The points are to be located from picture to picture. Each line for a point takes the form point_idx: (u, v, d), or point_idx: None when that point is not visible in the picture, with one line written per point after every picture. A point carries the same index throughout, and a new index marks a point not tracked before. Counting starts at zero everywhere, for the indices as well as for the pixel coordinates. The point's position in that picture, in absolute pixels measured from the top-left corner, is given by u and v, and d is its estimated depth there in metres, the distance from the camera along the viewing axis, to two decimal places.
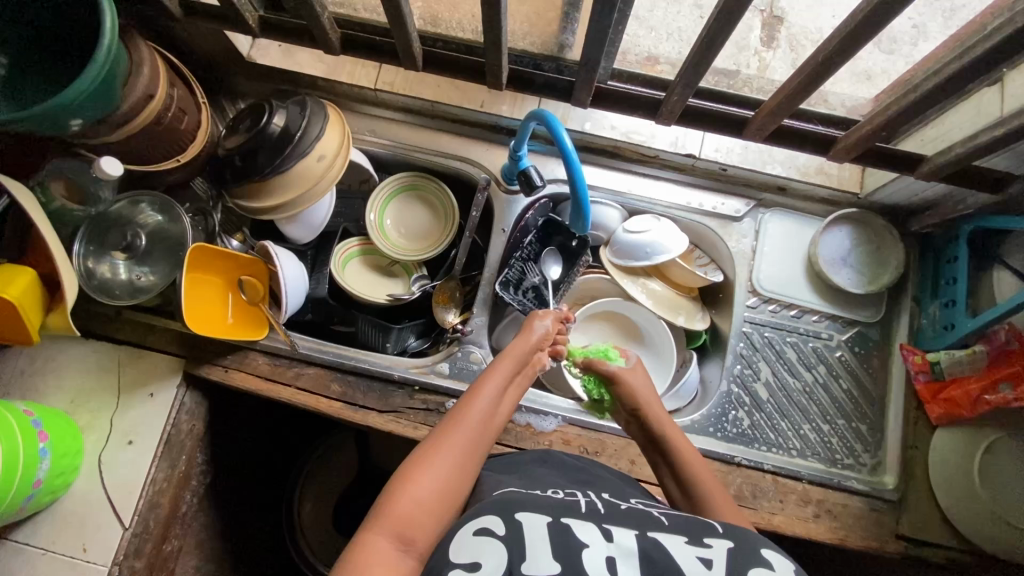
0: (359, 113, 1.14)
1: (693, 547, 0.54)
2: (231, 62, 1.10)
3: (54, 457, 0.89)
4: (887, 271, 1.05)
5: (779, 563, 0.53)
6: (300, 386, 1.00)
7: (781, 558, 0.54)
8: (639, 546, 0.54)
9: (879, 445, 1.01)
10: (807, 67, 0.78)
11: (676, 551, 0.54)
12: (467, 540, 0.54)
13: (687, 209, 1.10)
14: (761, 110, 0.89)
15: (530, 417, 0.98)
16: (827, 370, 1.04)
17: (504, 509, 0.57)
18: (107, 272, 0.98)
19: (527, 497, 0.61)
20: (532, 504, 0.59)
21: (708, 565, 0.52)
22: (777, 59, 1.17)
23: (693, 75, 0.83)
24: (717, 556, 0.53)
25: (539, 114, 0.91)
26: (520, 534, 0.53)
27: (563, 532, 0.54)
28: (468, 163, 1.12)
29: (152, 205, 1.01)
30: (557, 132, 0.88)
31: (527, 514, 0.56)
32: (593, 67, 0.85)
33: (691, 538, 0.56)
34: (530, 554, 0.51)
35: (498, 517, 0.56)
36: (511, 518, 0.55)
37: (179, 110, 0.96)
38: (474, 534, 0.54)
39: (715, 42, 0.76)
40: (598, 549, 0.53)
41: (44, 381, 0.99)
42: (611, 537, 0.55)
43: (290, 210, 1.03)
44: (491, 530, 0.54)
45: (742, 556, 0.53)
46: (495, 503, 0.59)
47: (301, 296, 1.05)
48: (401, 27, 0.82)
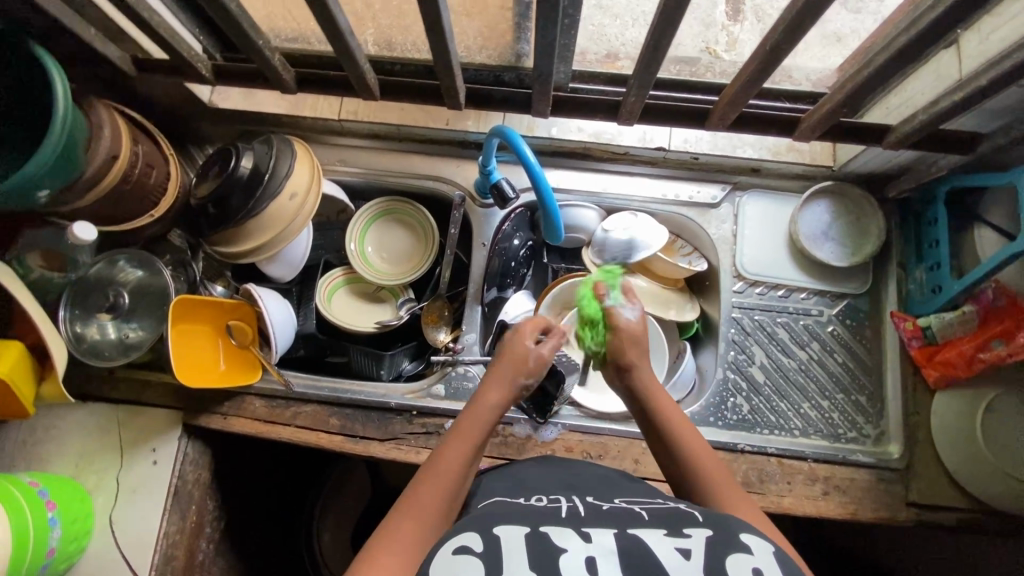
0: (326, 144, 1.14)
1: (672, 539, 0.55)
2: (195, 110, 1.11)
3: (65, 525, 0.90)
4: (869, 241, 1.05)
5: (759, 547, 0.54)
6: (299, 424, 1.00)
7: (760, 541, 0.55)
8: (619, 545, 0.54)
9: (881, 415, 1.01)
10: (760, 53, 0.76)
11: (654, 545, 0.54)
12: (446, 561, 0.53)
13: (663, 201, 1.10)
14: (721, 99, 0.88)
15: (531, 429, 0.99)
16: (820, 346, 1.04)
17: (484, 524, 0.57)
18: (97, 334, 0.98)
19: (507, 510, 0.61)
20: (511, 517, 0.59)
21: (686, 557, 0.53)
22: (745, 32, 1.14)
23: (647, 76, 0.82)
24: (695, 546, 0.54)
25: (499, 129, 0.91)
26: (499, 550, 0.54)
27: (543, 541, 0.55)
28: (441, 181, 1.12)
29: (130, 260, 1.01)
30: (518, 146, 0.88)
31: (505, 527, 0.57)
32: (547, 79, 0.84)
33: (670, 530, 0.56)
34: (509, 565, 0.52)
35: (477, 533, 0.56)
36: (489, 532, 0.56)
37: (146, 165, 0.96)
38: (453, 553, 0.54)
39: (662, 44, 0.75)
40: (576, 553, 0.53)
41: (47, 449, 1.00)
42: (590, 538, 0.55)
43: (269, 250, 1.04)
44: (471, 548, 0.54)
45: (721, 543, 0.54)
46: (473, 517, 0.59)
47: (291, 335, 1.05)
48: (352, 62, 0.81)
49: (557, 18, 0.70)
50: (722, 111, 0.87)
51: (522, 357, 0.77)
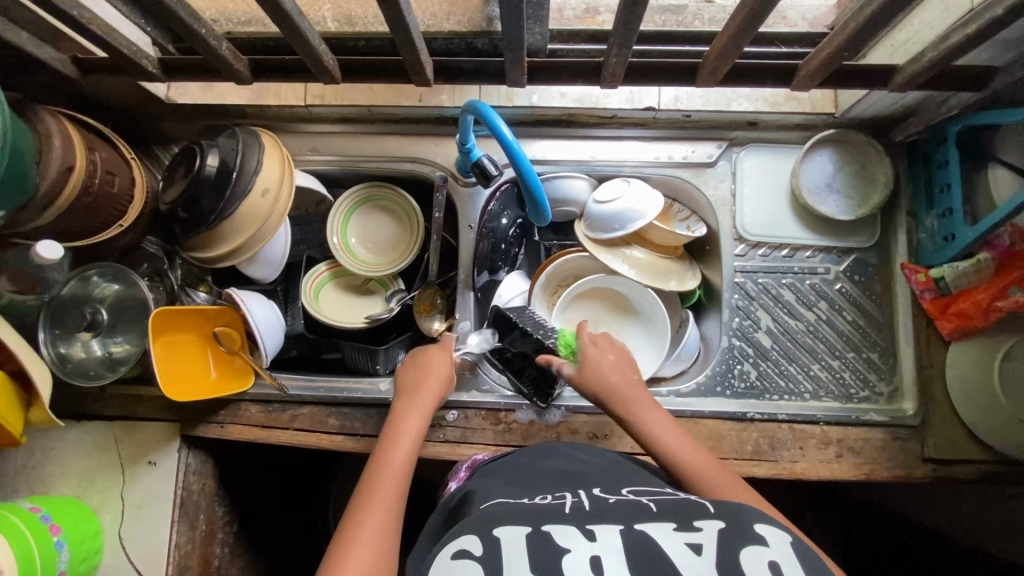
0: (296, 133, 1.08)
1: (682, 534, 0.53)
2: (152, 107, 1.04)
3: (72, 547, 0.90)
4: (875, 190, 0.99)
5: (774, 537, 0.52)
6: (298, 427, 0.98)
7: (776, 532, 0.53)
8: (625, 541, 0.52)
9: (894, 371, 0.97)
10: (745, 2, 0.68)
11: (664, 541, 0.53)
12: (444, 567, 0.52)
13: (656, 164, 1.04)
14: (710, 54, 0.81)
15: (533, 413, 0.96)
16: (828, 305, 0.99)
17: (483, 526, 0.55)
18: (82, 353, 0.96)
19: (510, 509, 0.59)
20: (512, 515, 0.57)
21: (697, 552, 0.51)
22: None
23: (627, 34, 0.74)
24: (706, 540, 0.52)
25: (471, 104, 0.85)
26: (500, 554, 0.52)
27: (544, 541, 0.53)
28: (420, 163, 1.06)
29: (103, 274, 0.97)
30: (492, 121, 0.82)
31: (506, 529, 0.54)
32: (518, 46, 0.77)
33: (680, 524, 0.55)
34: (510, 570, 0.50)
35: (475, 536, 0.54)
36: (489, 535, 0.54)
37: (107, 173, 0.91)
38: (453, 558, 0.53)
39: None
40: (580, 552, 0.52)
41: (48, 471, 0.98)
42: (594, 536, 0.53)
43: (247, 251, 0.99)
44: (469, 553, 0.53)
45: (734, 535, 0.52)
46: (473, 520, 0.57)
47: (280, 337, 1.02)
48: (305, 45, 0.74)
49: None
50: (711, 66, 0.80)
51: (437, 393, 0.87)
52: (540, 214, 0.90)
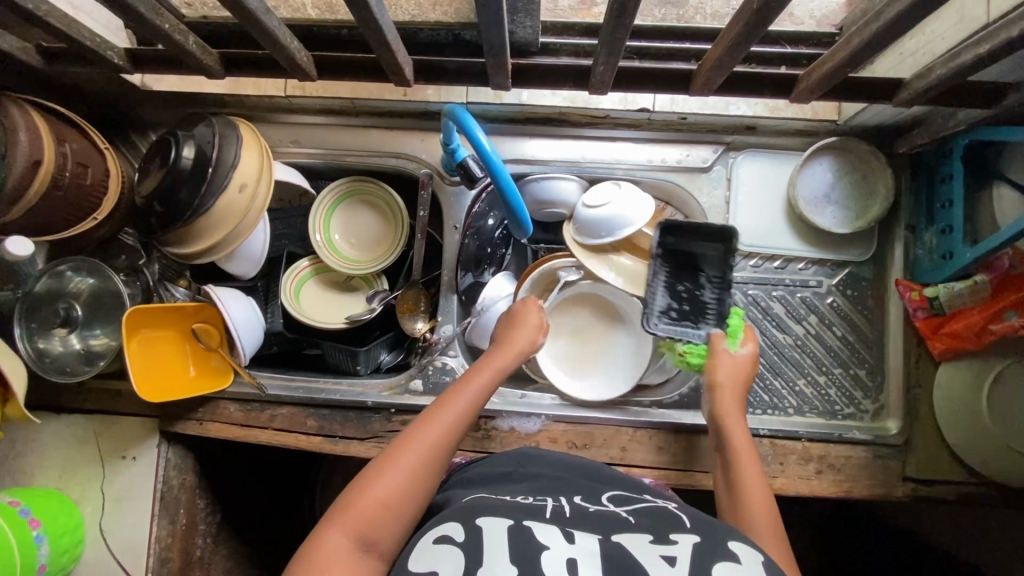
0: (277, 124, 1.04)
1: (657, 546, 0.56)
2: (128, 93, 1.00)
3: (52, 540, 0.90)
4: (875, 202, 0.95)
5: (747, 555, 0.55)
6: (277, 427, 0.98)
7: (749, 549, 0.56)
8: (603, 548, 0.56)
9: (881, 388, 0.96)
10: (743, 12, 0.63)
11: (640, 552, 0.56)
12: (426, 550, 0.57)
13: (649, 167, 1.01)
14: (704, 62, 0.76)
15: (514, 421, 0.95)
16: (818, 320, 0.97)
17: (466, 516, 0.60)
18: (59, 347, 0.94)
19: (493, 503, 0.63)
20: (494, 509, 0.61)
21: (671, 563, 0.54)
22: None
23: (614, 43, 0.70)
24: (682, 552, 0.55)
25: (450, 109, 0.81)
26: (480, 542, 0.56)
27: (524, 536, 0.57)
28: (404, 159, 1.03)
29: (77, 269, 0.95)
30: (470, 133, 0.78)
31: (488, 519, 0.59)
32: (499, 51, 0.73)
33: (657, 537, 0.58)
34: (488, 558, 0.54)
35: (458, 523, 0.59)
36: (471, 523, 0.59)
37: (79, 165, 0.88)
38: (435, 542, 0.57)
39: (629, 6, 0.62)
40: (557, 552, 0.55)
41: (28, 463, 0.99)
42: (573, 538, 0.57)
43: (224, 248, 0.96)
44: (450, 537, 0.57)
45: (708, 550, 0.56)
46: (458, 509, 0.62)
47: (259, 336, 1.00)
48: (274, 43, 0.70)
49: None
50: (706, 75, 0.76)
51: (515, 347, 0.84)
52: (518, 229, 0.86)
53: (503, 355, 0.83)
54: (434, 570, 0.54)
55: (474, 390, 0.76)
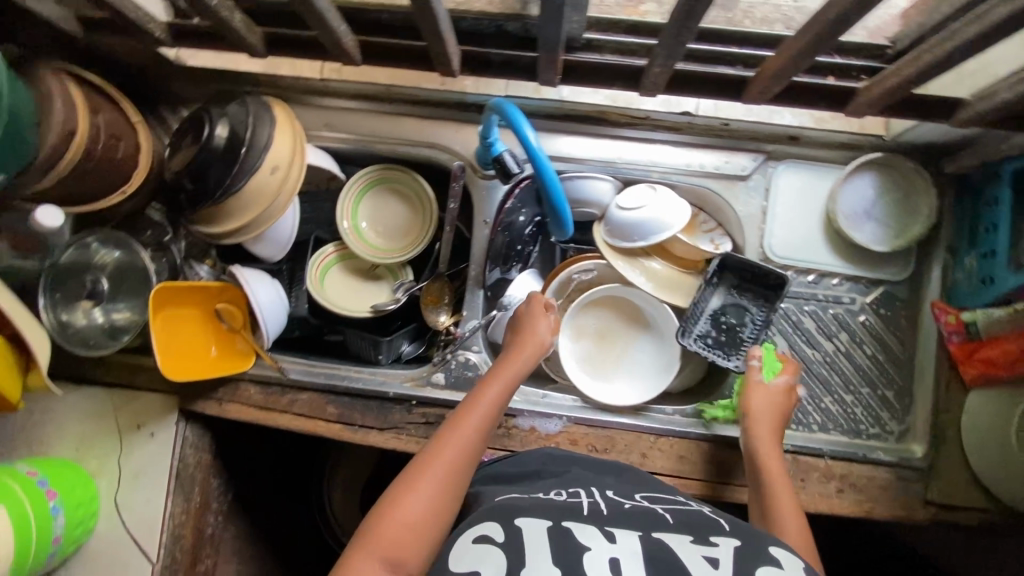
0: (311, 106, 1.03)
1: (698, 547, 0.59)
2: (161, 66, 0.99)
3: (68, 511, 0.90)
4: (916, 222, 0.94)
5: (787, 560, 0.58)
6: (296, 412, 0.97)
7: (789, 555, 0.58)
8: (645, 548, 0.58)
9: (908, 410, 0.95)
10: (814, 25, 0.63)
11: (681, 552, 0.58)
12: (470, 548, 0.59)
13: (687, 172, 0.99)
14: (763, 70, 0.75)
15: (535, 420, 0.95)
16: (849, 337, 0.96)
17: (504, 516, 0.62)
18: (82, 320, 0.94)
19: (529, 502, 0.65)
20: (531, 509, 0.63)
21: (714, 565, 0.56)
22: None
23: (676, 46, 0.69)
24: (723, 555, 0.57)
25: (498, 105, 0.80)
26: (521, 543, 0.58)
27: (566, 536, 0.59)
28: (437, 149, 1.01)
29: (103, 241, 0.95)
30: (518, 128, 0.76)
31: (526, 520, 0.61)
32: (553, 48, 0.73)
33: (696, 538, 0.60)
34: (532, 558, 0.57)
35: (497, 524, 0.61)
36: (510, 523, 0.61)
37: (112, 137, 0.87)
38: (475, 542, 0.59)
39: (698, 8, 0.61)
40: (600, 553, 0.57)
41: (46, 433, 0.99)
42: (614, 538, 0.59)
43: (252, 230, 0.95)
44: (491, 537, 0.60)
45: (751, 554, 0.58)
46: (494, 509, 0.64)
47: (283, 318, 0.99)
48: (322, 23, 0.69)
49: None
50: (766, 84, 0.76)
51: (529, 349, 0.84)
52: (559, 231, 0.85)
53: (516, 360, 0.83)
54: (478, 571, 0.56)
55: (491, 400, 0.76)
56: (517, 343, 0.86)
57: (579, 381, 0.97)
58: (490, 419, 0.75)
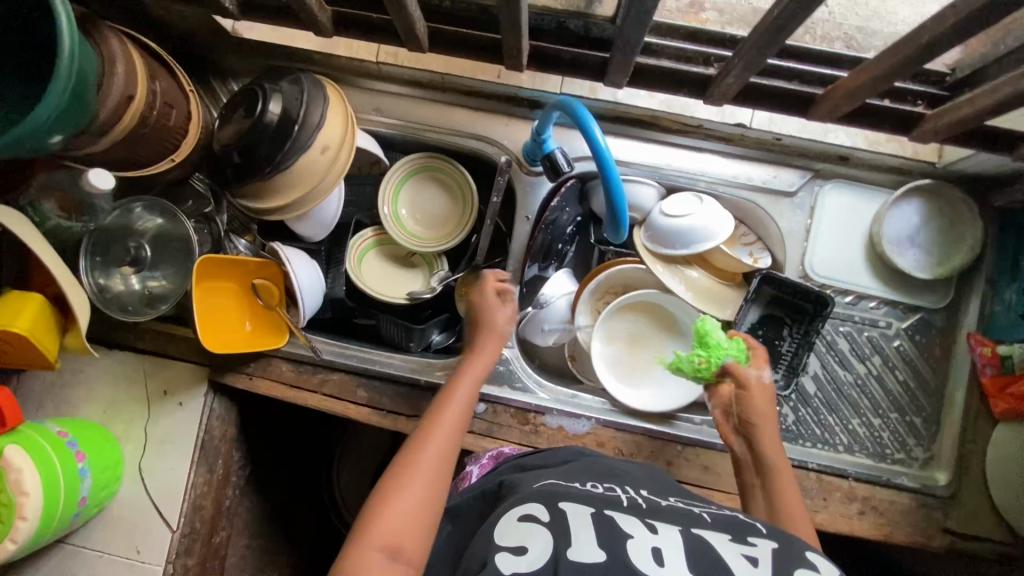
0: (362, 89, 1.02)
1: (737, 546, 0.56)
2: (216, 36, 0.98)
3: (95, 474, 0.90)
4: (959, 251, 0.94)
5: (825, 566, 0.54)
6: (326, 393, 0.97)
7: (827, 562, 0.54)
8: (685, 541, 0.56)
9: (934, 438, 0.95)
10: (903, 48, 0.67)
11: (721, 549, 0.55)
12: (512, 525, 0.58)
13: (733, 184, 0.99)
14: (835, 89, 0.79)
15: (563, 420, 0.94)
16: (881, 361, 0.96)
17: (548, 500, 0.62)
18: (120, 285, 0.94)
19: (569, 491, 0.65)
20: (574, 498, 0.63)
21: (754, 563, 0.53)
22: None
23: (757, 58, 0.72)
24: (762, 554, 0.54)
25: (567, 103, 0.79)
26: (564, 523, 0.57)
27: (608, 523, 0.58)
28: (485, 141, 1.01)
29: (148, 209, 0.95)
30: (586, 127, 0.76)
31: (570, 506, 0.61)
32: (631, 50, 0.77)
33: (735, 537, 0.57)
34: (574, 538, 0.55)
35: (542, 506, 0.61)
36: (554, 507, 0.61)
37: (166, 105, 0.87)
38: (520, 519, 0.59)
39: (789, 25, 0.65)
40: (642, 541, 0.55)
41: (75, 394, 0.99)
42: (655, 530, 0.57)
43: (296, 209, 0.95)
44: (536, 518, 0.59)
45: (788, 556, 0.54)
46: (538, 494, 0.64)
47: (320, 295, 1.00)
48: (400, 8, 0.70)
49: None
50: (836, 102, 0.79)
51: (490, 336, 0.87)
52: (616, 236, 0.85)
53: (481, 352, 0.85)
54: (524, 546, 0.55)
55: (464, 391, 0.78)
56: (480, 333, 0.88)
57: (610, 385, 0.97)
58: (465, 407, 0.77)
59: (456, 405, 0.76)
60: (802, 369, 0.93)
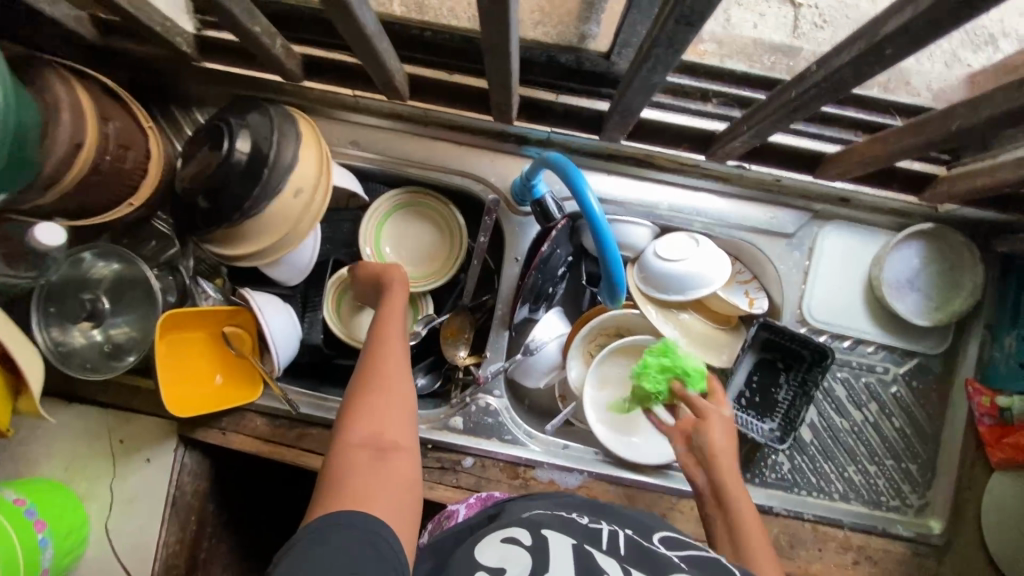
0: (337, 121, 0.96)
1: None
2: (178, 66, 0.91)
3: (57, 542, 0.84)
4: (959, 296, 0.92)
5: None
6: (303, 447, 0.92)
7: None
8: None
9: (929, 485, 0.94)
10: (929, 130, 0.63)
11: None
12: (492, 548, 0.56)
13: (730, 225, 0.95)
14: (848, 152, 0.78)
15: (554, 473, 0.91)
16: (878, 408, 0.94)
17: (534, 527, 0.59)
18: (79, 340, 0.86)
19: (556, 517, 0.61)
20: (560, 525, 0.59)
21: None
22: None
23: (769, 129, 0.71)
24: None
25: (557, 162, 0.75)
26: (542, 551, 0.54)
27: (586, 559, 0.53)
28: (470, 178, 0.95)
29: (102, 254, 0.87)
30: (580, 193, 0.71)
31: (553, 534, 0.57)
32: (631, 114, 0.74)
33: None
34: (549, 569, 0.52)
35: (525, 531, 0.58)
36: (537, 533, 0.58)
37: (121, 147, 0.79)
38: (500, 543, 0.56)
39: (806, 107, 0.63)
40: None
41: (32, 452, 0.92)
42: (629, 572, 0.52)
43: (267, 257, 0.89)
44: (517, 540, 0.57)
45: None
46: (524, 520, 0.61)
47: (295, 345, 0.94)
48: (377, 66, 0.70)
49: (672, 63, 0.59)
50: (847, 165, 0.78)
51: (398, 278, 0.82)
52: (608, 300, 0.80)
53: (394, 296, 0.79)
54: (501, 567, 0.53)
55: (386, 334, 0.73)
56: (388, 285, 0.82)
57: (601, 433, 0.93)
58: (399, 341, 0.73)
59: (391, 326, 0.74)
60: (799, 422, 0.90)
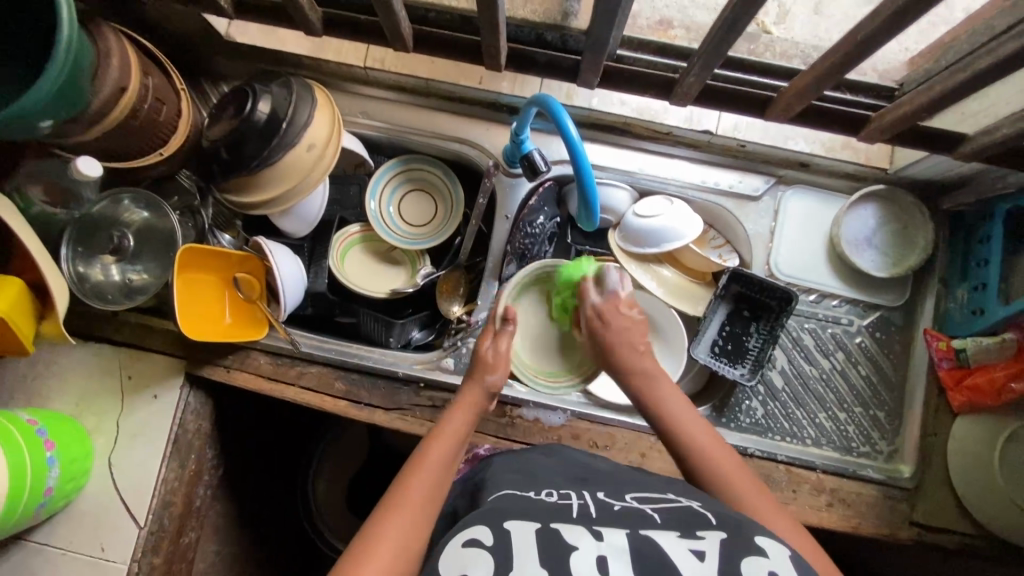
0: (348, 93, 1.07)
1: (686, 541, 0.54)
2: (211, 40, 1.03)
3: (64, 464, 0.89)
4: (913, 253, 0.99)
5: (775, 550, 0.54)
6: (303, 385, 0.98)
7: (776, 544, 0.55)
8: (630, 544, 0.53)
9: (897, 432, 0.98)
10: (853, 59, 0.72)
11: (668, 546, 0.53)
12: (456, 555, 0.53)
13: (701, 188, 1.04)
14: (788, 89, 0.86)
15: (538, 412, 0.96)
16: (845, 356, 1.00)
17: (493, 518, 0.57)
18: (100, 276, 0.94)
19: (517, 504, 0.60)
20: (521, 510, 0.58)
21: (700, 559, 0.52)
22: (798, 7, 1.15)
23: (715, 59, 0.80)
24: (709, 548, 0.53)
25: (545, 102, 0.84)
26: (509, 544, 0.53)
27: (553, 537, 0.54)
28: (467, 145, 1.06)
29: (134, 200, 0.97)
30: (560, 119, 0.81)
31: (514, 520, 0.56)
32: (601, 48, 0.84)
33: (682, 532, 0.56)
34: (519, 562, 0.51)
35: (486, 526, 0.56)
36: (499, 528, 0.55)
37: (157, 99, 0.90)
38: (463, 546, 0.54)
39: (740, 21, 0.71)
40: (587, 551, 0.53)
41: (47, 386, 0.98)
42: (601, 536, 0.55)
43: (280, 205, 0.98)
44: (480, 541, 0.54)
45: (734, 547, 0.53)
46: (482, 512, 0.58)
47: (301, 291, 1.02)
48: (387, 9, 0.80)
49: None
50: (787, 101, 0.85)
51: (489, 386, 0.84)
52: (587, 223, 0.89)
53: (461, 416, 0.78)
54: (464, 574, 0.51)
55: (443, 455, 0.71)
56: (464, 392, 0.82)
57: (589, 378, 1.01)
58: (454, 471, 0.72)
59: (448, 445, 0.73)
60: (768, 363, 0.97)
